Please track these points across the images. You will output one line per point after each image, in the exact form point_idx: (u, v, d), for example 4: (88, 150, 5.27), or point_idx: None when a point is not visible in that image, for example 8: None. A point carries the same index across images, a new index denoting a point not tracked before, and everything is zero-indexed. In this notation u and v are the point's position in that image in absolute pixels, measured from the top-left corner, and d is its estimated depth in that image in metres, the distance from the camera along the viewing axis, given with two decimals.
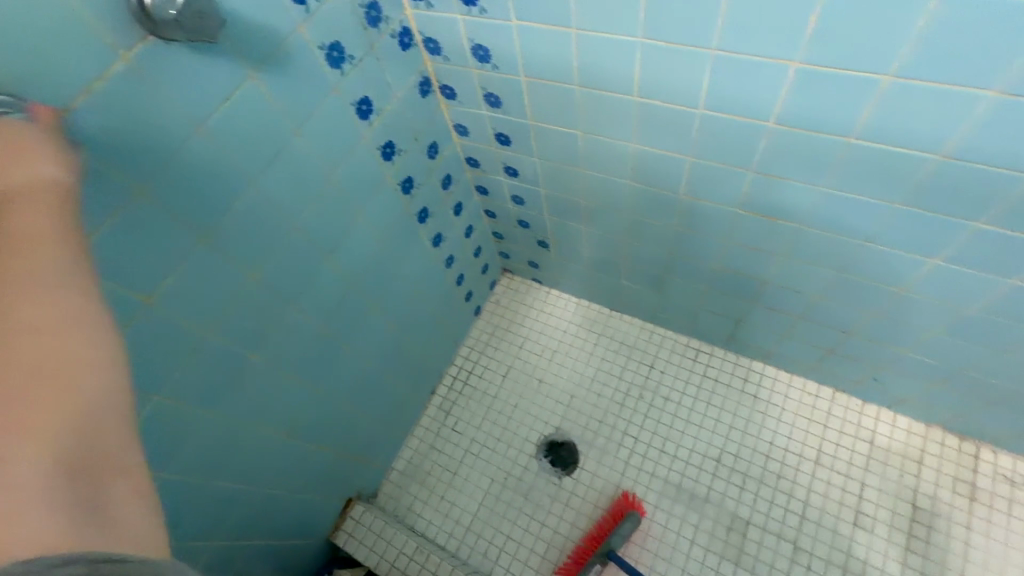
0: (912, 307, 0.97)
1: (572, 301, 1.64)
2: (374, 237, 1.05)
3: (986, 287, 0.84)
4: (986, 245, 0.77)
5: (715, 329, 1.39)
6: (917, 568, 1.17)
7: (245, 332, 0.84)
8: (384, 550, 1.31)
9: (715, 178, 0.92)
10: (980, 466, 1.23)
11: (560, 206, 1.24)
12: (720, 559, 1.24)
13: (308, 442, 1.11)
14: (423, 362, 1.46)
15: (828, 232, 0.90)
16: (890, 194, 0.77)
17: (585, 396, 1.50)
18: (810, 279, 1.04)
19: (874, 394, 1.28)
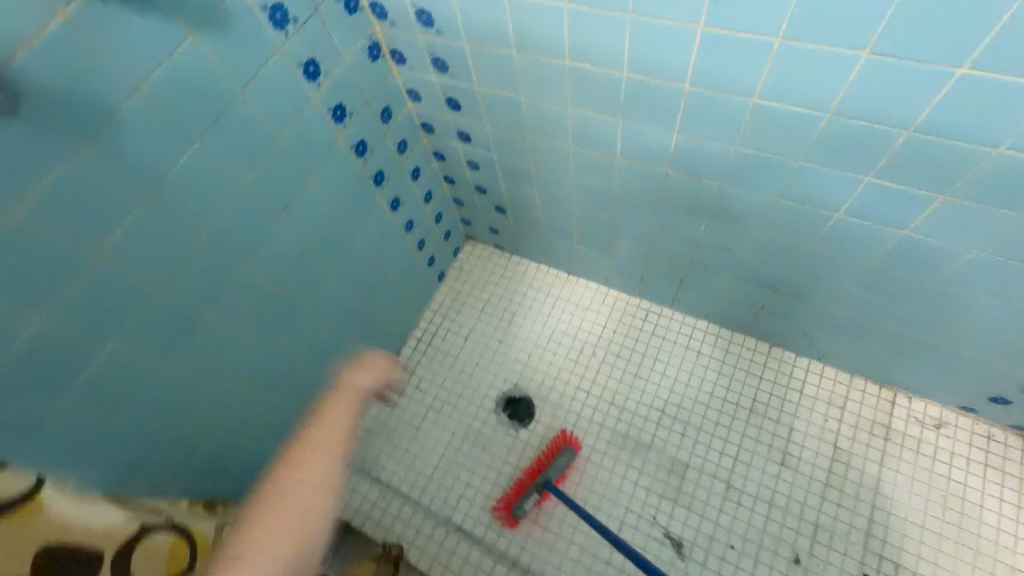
0: (827, 262, 1.06)
1: (532, 266, 1.71)
2: (328, 199, 1.10)
3: (884, 238, 0.93)
4: (881, 198, 0.85)
5: (662, 290, 1.48)
6: (834, 502, 1.28)
7: (200, 284, 0.89)
8: (349, 497, 1.39)
9: (646, 140, 0.98)
10: (895, 410, 1.34)
11: (512, 171, 1.30)
12: (659, 498, 1.35)
13: (270, 395, 1.17)
14: (385, 324, 1.52)
15: (749, 190, 0.98)
16: (794, 151, 0.85)
17: (543, 355, 1.58)
18: (739, 238, 1.12)
19: (803, 347, 1.39)
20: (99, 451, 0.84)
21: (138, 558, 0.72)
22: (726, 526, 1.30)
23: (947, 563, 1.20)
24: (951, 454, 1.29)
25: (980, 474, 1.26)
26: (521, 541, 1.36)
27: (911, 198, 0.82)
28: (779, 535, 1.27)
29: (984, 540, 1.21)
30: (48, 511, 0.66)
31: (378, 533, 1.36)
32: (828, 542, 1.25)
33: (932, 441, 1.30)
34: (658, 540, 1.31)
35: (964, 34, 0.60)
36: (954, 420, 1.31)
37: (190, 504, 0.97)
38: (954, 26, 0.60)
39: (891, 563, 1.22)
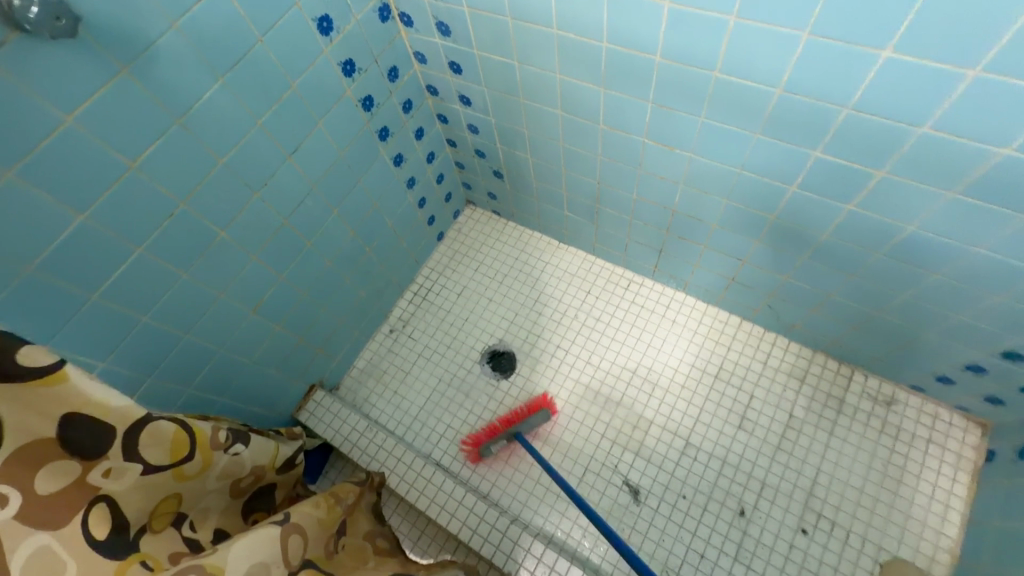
0: (787, 235, 1.14)
1: (525, 232, 1.81)
2: (335, 147, 1.21)
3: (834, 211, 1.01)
4: (829, 173, 0.93)
5: (643, 260, 1.57)
6: (782, 464, 1.38)
7: (215, 209, 1.01)
8: (340, 427, 1.52)
9: (625, 109, 1.07)
10: (851, 386, 1.43)
11: (507, 135, 1.40)
12: (622, 449, 1.46)
13: (273, 322, 1.30)
14: (384, 274, 1.63)
15: (715, 162, 1.06)
16: (751, 125, 0.93)
17: (528, 315, 1.69)
18: (710, 209, 1.21)
19: (770, 321, 1.48)
20: (123, 345, 0.97)
21: (143, 440, 0.87)
22: (680, 478, 1.40)
23: (880, 524, 1.28)
24: (897, 429, 1.37)
25: (922, 449, 1.34)
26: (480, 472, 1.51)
27: (853, 171, 0.91)
28: (728, 489, 1.37)
29: (917, 506, 1.29)
30: (71, 382, 0.77)
31: (363, 461, 1.49)
32: (772, 499, 1.34)
33: (881, 415, 1.39)
34: (617, 486, 1.42)
35: (885, 24, 0.68)
36: (905, 399, 1.40)
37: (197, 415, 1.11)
38: (877, 15, 0.68)
39: (828, 520, 1.30)
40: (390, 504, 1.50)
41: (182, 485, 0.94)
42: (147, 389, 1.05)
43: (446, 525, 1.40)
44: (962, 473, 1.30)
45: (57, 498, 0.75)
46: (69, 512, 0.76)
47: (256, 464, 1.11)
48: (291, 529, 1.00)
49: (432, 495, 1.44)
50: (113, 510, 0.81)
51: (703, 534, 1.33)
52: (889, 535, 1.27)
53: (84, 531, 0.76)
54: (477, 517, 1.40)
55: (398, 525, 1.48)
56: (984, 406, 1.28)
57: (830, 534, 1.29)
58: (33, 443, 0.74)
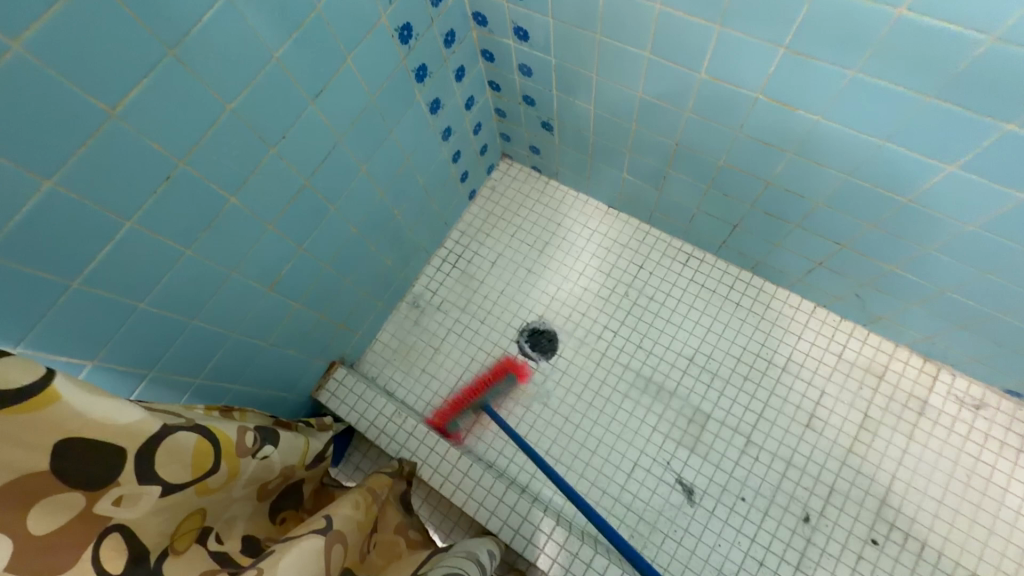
0: (916, 220, 0.95)
1: (569, 194, 1.60)
2: (366, 89, 0.98)
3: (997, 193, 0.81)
4: (1015, 151, 0.74)
5: (709, 234, 1.38)
6: (854, 469, 1.26)
7: (222, 169, 0.80)
8: (365, 410, 1.37)
9: (742, 55, 0.85)
10: (936, 385, 1.29)
11: (569, 80, 1.16)
12: (676, 445, 1.33)
13: (292, 298, 1.12)
14: (412, 239, 1.44)
15: (850, 128, 0.85)
16: (925, 84, 0.73)
17: (572, 289, 1.51)
18: (819, 184, 1.00)
19: (852, 310, 1.31)
20: (118, 335, 0.79)
21: (160, 458, 0.67)
22: (738, 479, 1.28)
23: (959, 539, 1.18)
24: (985, 436, 1.24)
25: (1013, 459, 1.21)
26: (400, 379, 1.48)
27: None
28: (792, 493, 1.26)
29: (1002, 521, 1.18)
30: (65, 402, 0.58)
31: (390, 446, 1.34)
32: (840, 506, 1.23)
33: (968, 420, 1.25)
34: (669, 484, 1.30)
35: None
36: (997, 403, 1.25)
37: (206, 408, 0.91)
38: None
39: (901, 532, 1.20)
40: (418, 493, 1.37)
41: (206, 499, 0.76)
42: (151, 383, 0.89)
43: (485, 522, 1.25)
44: None
45: (60, 536, 0.60)
46: (78, 548, 0.61)
47: (285, 464, 0.93)
48: (332, 540, 0.87)
49: (468, 489, 1.29)
50: (130, 539, 0.66)
51: (762, 540, 1.23)
52: (968, 551, 1.17)
53: (96, 569, 0.62)
54: (518, 515, 1.25)
55: (427, 518, 1.34)
56: None
57: (903, 547, 1.19)
58: (20, 476, 0.57)
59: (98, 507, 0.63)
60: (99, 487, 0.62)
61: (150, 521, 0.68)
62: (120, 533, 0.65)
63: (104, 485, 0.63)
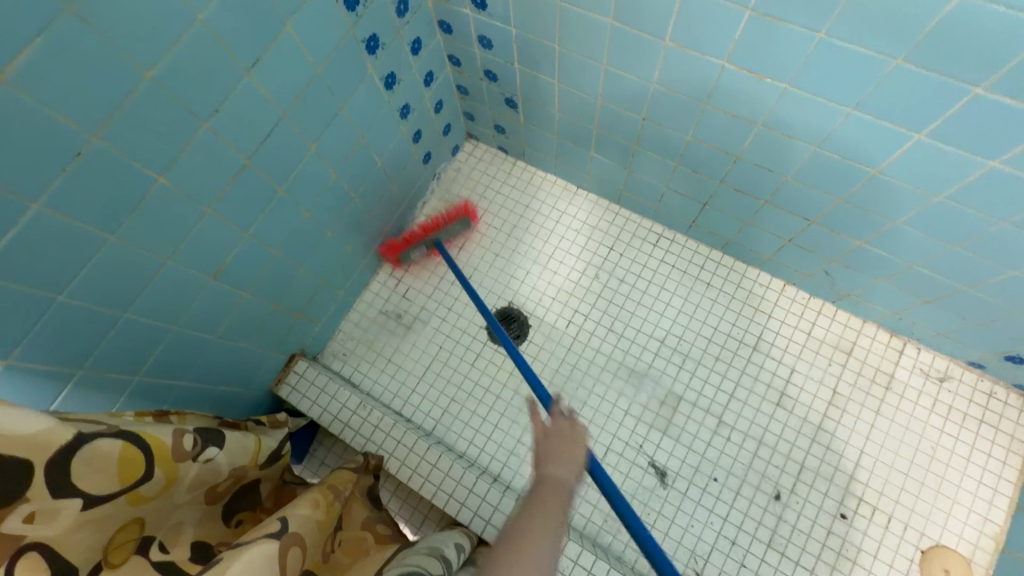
0: (884, 192, 0.93)
1: (537, 175, 1.55)
2: (311, 61, 0.91)
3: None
4: (984, 117, 0.72)
5: (679, 213, 1.35)
6: (823, 445, 1.26)
7: (144, 147, 0.72)
8: (327, 404, 1.31)
9: (708, 20, 0.81)
10: (901, 360, 1.30)
11: (531, 52, 1.10)
12: (649, 428, 1.32)
13: (239, 288, 1.04)
14: (373, 224, 1.37)
15: (818, 97, 0.83)
16: (894, 46, 0.70)
17: (541, 272, 1.47)
18: (788, 158, 0.98)
19: (820, 287, 1.30)
20: (33, 333, 0.72)
21: (77, 468, 0.61)
22: (711, 460, 1.28)
23: (923, 510, 1.20)
24: (948, 407, 1.26)
25: (975, 430, 1.24)
26: (361, 368, 1.43)
27: (1010, 113, 0.70)
28: (764, 472, 1.25)
29: (964, 490, 1.20)
30: None
31: (355, 440, 1.28)
32: (810, 482, 1.24)
33: (932, 393, 1.27)
34: (642, 468, 1.29)
35: None
36: (959, 375, 1.27)
37: (139, 414, 0.84)
38: None
39: (869, 506, 1.21)
40: (387, 487, 1.32)
41: (140, 508, 0.70)
42: (77, 385, 0.81)
43: (455, 514, 1.21)
44: (1014, 456, 1.21)
45: None
46: None
47: (234, 466, 0.86)
48: (288, 542, 0.81)
49: (437, 481, 1.25)
50: (50, 558, 0.59)
51: (734, 519, 1.23)
52: (933, 521, 1.19)
53: None
54: (489, 505, 1.22)
55: (396, 511, 1.30)
56: None
57: (871, 519, 1.20)
58: None
59: (7, 526, 0.56)
60: (4, 504, 0.55)
61: (73, 537, 0.61)
62: (37, 552, 0.58)
63: (11, 500, 0.56)
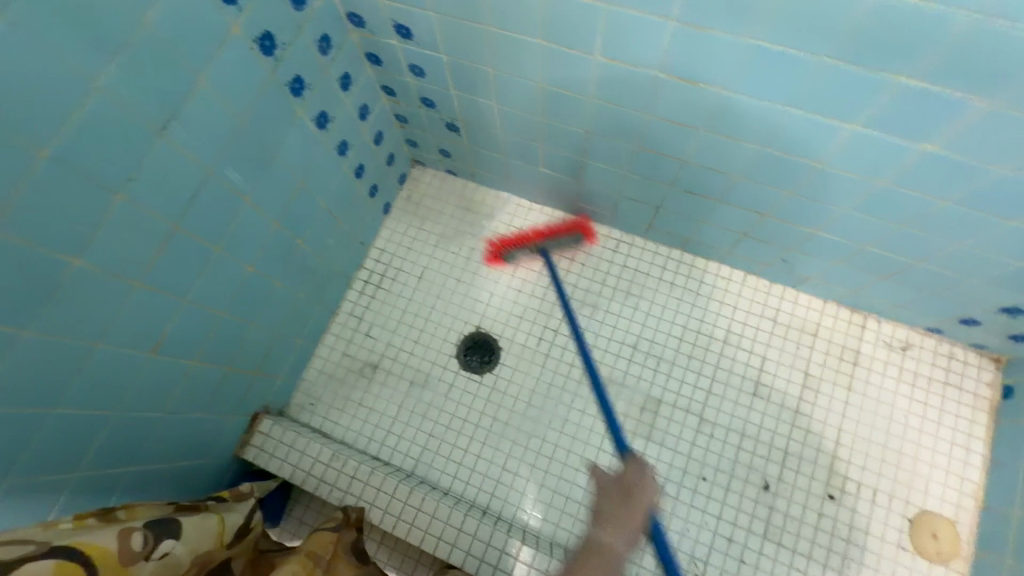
0: (829, 183, 0.93)
1: (490, 194, 1.53)
2: (231, 112, 0.86)
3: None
4: (916, 105, 0.72)
5: (634, 218, 1.35)
6: (804, 428, 1.27)
7: (51, 230, 0.66)
8: (298, 460, 1.24)
9: (632, 33, 0.80)
10: (865, 334, 1.32)
11: (466, 77, 1.08)
12: (632, 435, 1.30)
13: (184, 358, 0.98)
14: (325, 266, 1.32)
15: (752, 99, 0.82)
16: (817, 45, 0.69)
17: (506, 292, 1.45)
18: (732, 157, 0.98)
19: (781, 274, 1.32)
20: None
21: None
22: (697, 460, 1.27)
23: (905, 478, 1.22)
24: (914, 375, 1.29)
25: (941, 393, 1.27)
26: (332, 416, 1.36)
27: (945, 103, 0.70)
28: (749, 464, 1.26)
29: (940, 453, 1.23)
30: None
31: (332, 494, 1.22)
32: (796, 467, 1.25)
33: (897, 362, 1.30)
34: None
35: None
36: (920, 342, 1.31)
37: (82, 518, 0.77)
38: None
39: (854, 483, 1.22)
40: (373, 537, 1.27)
41: None
42: (5, 496, 0.73)
43: (447, 557, 1.17)
44: (981, 414, 1.25)
45: None
46: None
47: (198, 553, 0.80)
48: None
49: (424, 524, 1.20)
50: None
51: (728, 516, 1.23)
52: (915, 489, 1.21)
53: None
54: (481, 542, 1.18)
55: (385, 563, 1.24)
56: (1006, 343, 1.20)
57: (857, 497, 1.22)
58: None
59: None
60: None
61: None
62: None
63: None
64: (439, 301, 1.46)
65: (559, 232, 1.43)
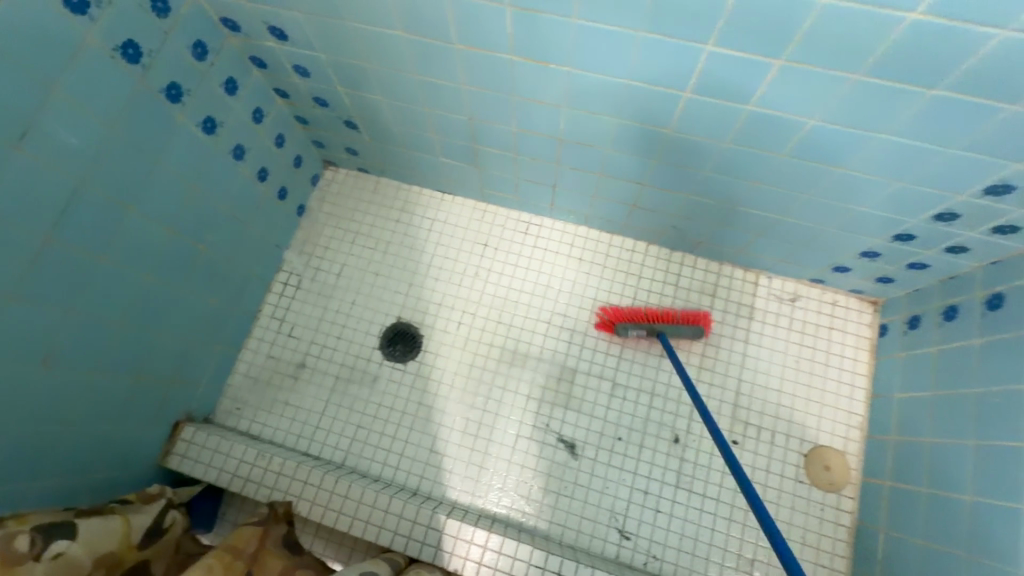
0: (685, 149, 1.01)
1: (402, 188, 1.57)
2: (100, 121, 0.87)
3: (935, 79, 0.70)
4: (726, 71, 0.80)
5: (537, 199, 1.41)
6: (708, 382, 1.36)
7: None
8: (223, 463, 1.25)
9: (481, 20, 0.85)
10: (758, 290, 1.42)
11: (348, 73, 1.11)
12: (551, 406, 1.37)
13: (83, 370, 0.98)
14: (237, 271, 1.33)
15: (597, 74, 0.89)
16: (633, 20, 0.76)
17: (425, 282, 1.49)
18: (599, 132, 1.04)
19: (676, 241, 1.41)
20: None
21: None
22: (613, 422, 1.34)
23: (799, 419, 1.33)
24: (804, 323, 1.39)
25: (827, 337, 1.38)
26: (259, 419, 1.38)
27: (753, 65, 0.77)
28: (661, 421, 1.34)
29: (829, 392, 1.34)
30: None
31: (259, 493, 1.24)
32: (702, 419, 1.33)
33: (788, 313, 1.40)
34: (552, 446, 1.33)
35: None
36: (807, 292, 1.42)
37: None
38: None
39: (754, 427, 1.32)
40: (306, 530, 1.30)
41: None
42: None
43: (375, 539, 1.19)
44: (863, 352, 1.36)
45: None
46: None
47: (103, 553, 0.83)
48: None
49: (352, 511, 1.22)
50: None
51: (644, 471, 1.30)
52: (808, 427, 1.32)
53: None
54: (407, 521, 1.21)
55: (322, 553, 1.28)
56: (876, 286, 1.32)
57: (758, 439, 1.31)
58: None
59: None
60: None
61: None
62: None
63: None
64: (360, 296, 1.49)
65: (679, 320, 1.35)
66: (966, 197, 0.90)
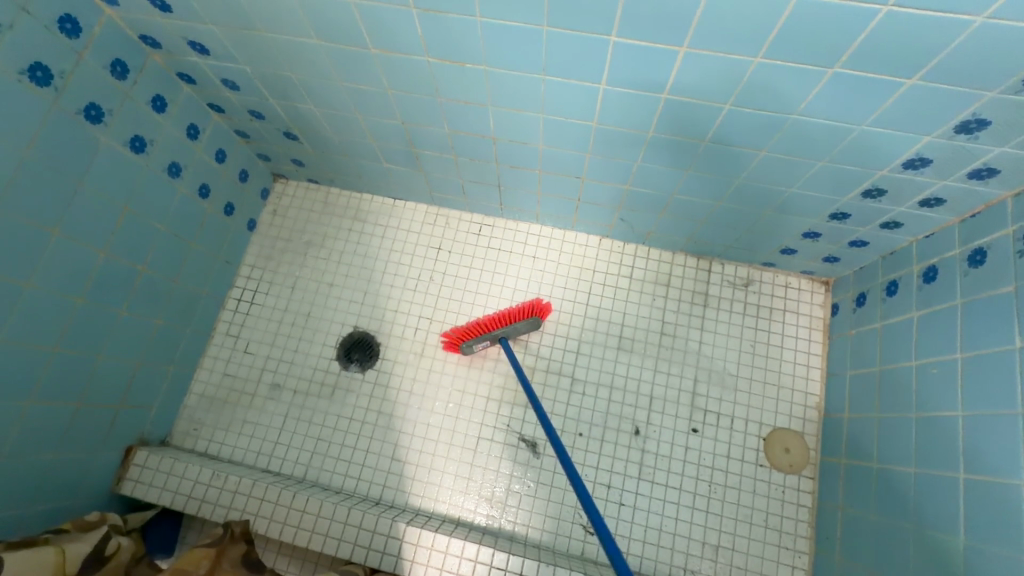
0: (613, 141, 1.01)
1: (353, 196, 1.56)
2: (11, 146, 0.86)
3: (831, 58, 0.71)
4: (634, 60, 0.80)
5: (485, 199, 1.41)
6: (665, 371, 1.36)
7: None
8: (178, 485, 1.24)
9: (390, 23, 0.85)
10: (711, 277, 1.43)
11: (275, 84, 1.10)
12: (510, 406, 1.36)
13: (16, 401, 0.96)
14: (183, 290, 1.32)
15: (513, 71, 0.89)
16: (535, 16, 0.76)
17: (379, 289, 1.48)
18: (529, 128, 1.04)
19: (627, 234, 1.41)
20: None
21: None
22: (573, 418, 1.34)
23: (757, 403, 1.33)
24: (757, 307, 1.40)
25: (781, 320, 1.39)
26: (217, 437, 1.36)
27: (657, 53, 0.77)
28: (621, 413, 1.34)
29: (785, 374, 1.35)
30: None
31: (217, 513, 1.22)
32: (662, 409, 1.34)
33: (742, 298, 1.41)
34: (513, 446, 1.33)
35: None
36: (759, 277, 1.43)
37: None
38: None
39: (713, 414, 1.33)
40: (271, 549, 1.28)
41: None
42: None
43: (334, 552, 1.18)
44: (816, 332, 1.37)
45: None
46: None
47: None
48: None
49: (311, 525, 1.20)
50: None
51: (605, 466, 1.30)
52: (766, 410, 1.32)
53: None
54: (367, 531, 1.19)
55: (286, 570, 1.26)
56: (824, 265, 1.33)
57: (718, 426, 1.32)
58: None
59: None
60: None
61: None
62: None
63: None
64: (315, 308, 1.47)
65: (512, 316, 1.27)
66: (888, 171, 0.91)
